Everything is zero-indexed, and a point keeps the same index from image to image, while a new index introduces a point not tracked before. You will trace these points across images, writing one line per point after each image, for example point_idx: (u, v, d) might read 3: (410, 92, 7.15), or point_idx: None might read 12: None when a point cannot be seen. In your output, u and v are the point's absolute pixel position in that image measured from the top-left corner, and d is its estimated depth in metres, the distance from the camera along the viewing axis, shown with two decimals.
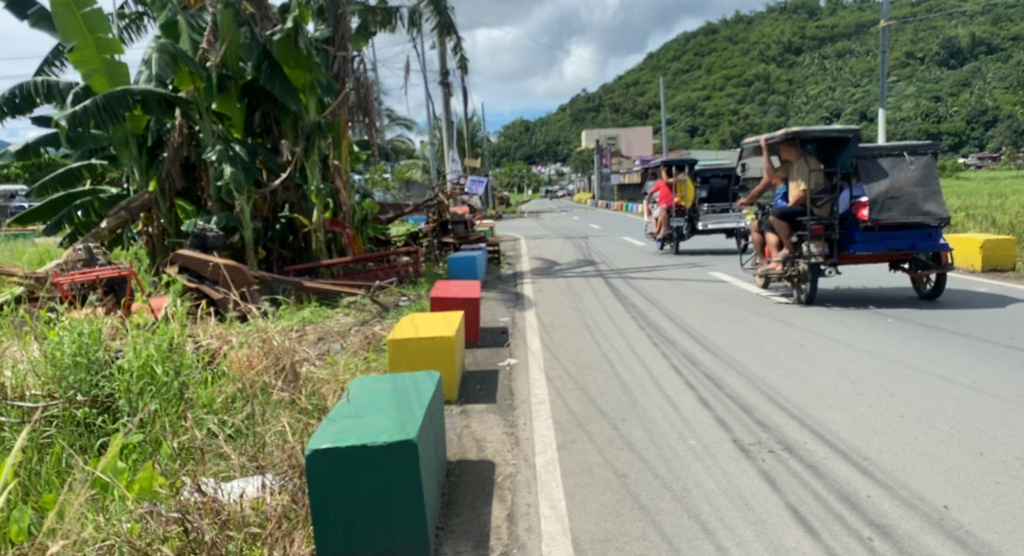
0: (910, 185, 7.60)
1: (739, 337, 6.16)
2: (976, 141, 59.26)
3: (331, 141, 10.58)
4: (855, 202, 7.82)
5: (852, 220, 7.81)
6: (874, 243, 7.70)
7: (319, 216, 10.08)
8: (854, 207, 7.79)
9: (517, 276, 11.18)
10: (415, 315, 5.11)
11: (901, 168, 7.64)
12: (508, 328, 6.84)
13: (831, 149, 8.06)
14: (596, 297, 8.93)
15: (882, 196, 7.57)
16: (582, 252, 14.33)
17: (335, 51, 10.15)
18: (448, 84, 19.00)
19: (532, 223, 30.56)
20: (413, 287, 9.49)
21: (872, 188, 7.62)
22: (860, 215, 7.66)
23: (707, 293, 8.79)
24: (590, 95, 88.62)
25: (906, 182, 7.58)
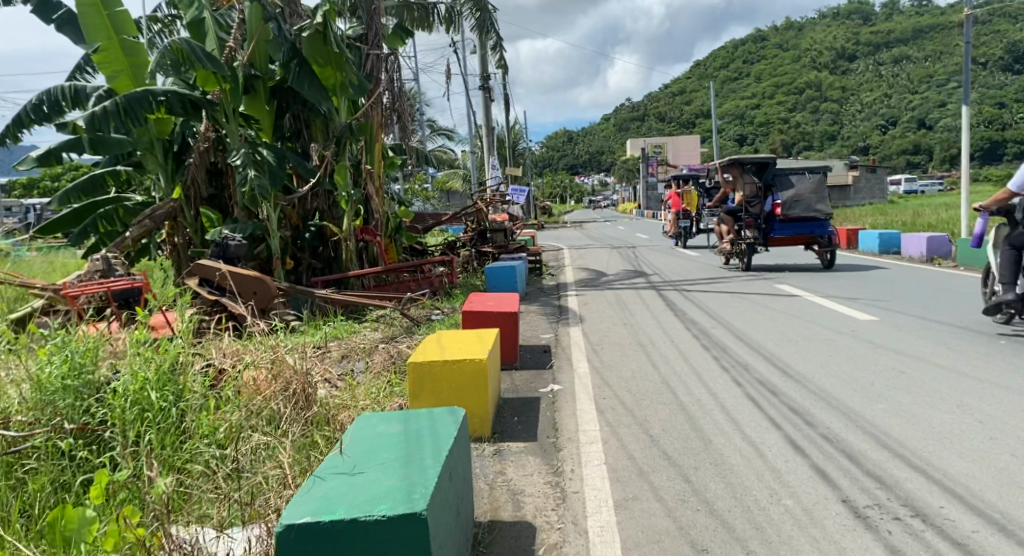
0: (808, 192, 11.56)
1: (821, 357, 5.25)
2: None
3: (364, 145, 10.00)
4: (775, 203, 11.65)
5: (773, 215, 11.67)
6: (787, 229, 11.57)
7: (349, 223, 9.54)
8: (774, 207, 11.64)
9: (561, 288, 10.46)
10: (443, 334, 4.46)
11: (803, 181, 11.58)
12: (552, 347, 6.09)
13: (760, 170, 12.12)
14: (644, 311, 8.17)
15: (790, 200, 11.52)
16: (630, 262, 13.50)
17: (367, 50, 9.65)
18: (489, 89, 18.43)
19: (575, 233, 29.82)
20: (448, 300, 8.81)
21: (785, 194, 11.55)
22: (777, 212, 11.54)
23: (773, 306, 7.90)
24: (633, 106, 87.72)
25: (805, 190, 11.55)
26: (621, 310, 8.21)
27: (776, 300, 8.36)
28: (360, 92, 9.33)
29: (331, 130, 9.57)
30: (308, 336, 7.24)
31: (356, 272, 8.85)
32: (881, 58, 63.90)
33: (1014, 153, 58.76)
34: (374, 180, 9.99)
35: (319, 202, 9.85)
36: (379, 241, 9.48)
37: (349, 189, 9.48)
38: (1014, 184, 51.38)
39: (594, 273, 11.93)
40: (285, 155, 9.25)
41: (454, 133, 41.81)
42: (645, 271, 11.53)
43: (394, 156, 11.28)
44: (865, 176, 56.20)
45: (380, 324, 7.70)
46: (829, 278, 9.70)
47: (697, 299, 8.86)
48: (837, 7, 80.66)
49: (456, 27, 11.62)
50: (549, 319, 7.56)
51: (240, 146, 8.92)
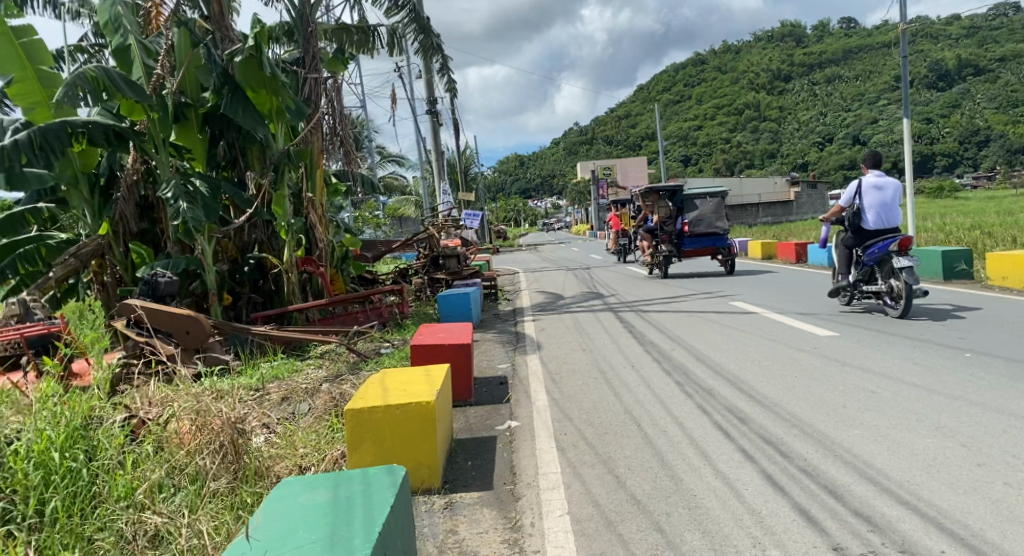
0: (710, 212, 13.84)
1: (785, 375, 5.04)
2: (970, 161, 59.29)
3: (304, 172, 9.54)
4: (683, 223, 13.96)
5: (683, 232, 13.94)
6: (696, 242, 13.77)
7: (290, 254, 8.98)
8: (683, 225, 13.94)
9: (517, 313, 10.13)
10: (387, 373, 4.07)
11: (707, 203, 13.84)
12: (508, 378, 5.73)
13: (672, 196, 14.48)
14: (602, 334, 7.90)
15: (696, 218, 13.77)
16: (586, 284, 13.28)
17: (305, 73, 9.30)
18: (437, 113, 18.18)
19: (530, 256, 29.68)
20: (398, 331, 8.37)
21: (691, 214, 13.85)
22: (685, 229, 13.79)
23: (732, 324, 7.71)
24: (582, 129, 88.89)
25: (707, 211, 13.82)
26: (579, 334, 7.92)
27: (735, 317, 8.20)
28: (298, 117, 8.93)
29: (269, 158, 9.13)
30: (246, 378, 6.72)
31: (299, 306, 8.34)
32: (816, 78, 66.43)
33: (944, 167, 61.45)
34: (316, 209, 9.53)
35: (258, 233, 9.36)
36: (323, 272, 8.99)
37: (290, 218, 9.02)
38: (945, 196, 53.66)
39: (550, 297, 11.65)
40: (219, 185, 8.76)
41: (404, 159, 41.44)
42: (602, 293, 11.31)
43: (338, 183, 10.86)
44: (808, 192, 57.92)
45: (325, 361, 7.22)
46: (786, 293, 9.62)
47: (655, 320, 8.64)
48: (773, 30, 83.67)
49: (398, 50, 11.35)
50: (505, 347, 7.22)
51: (170, 177, 8.40)
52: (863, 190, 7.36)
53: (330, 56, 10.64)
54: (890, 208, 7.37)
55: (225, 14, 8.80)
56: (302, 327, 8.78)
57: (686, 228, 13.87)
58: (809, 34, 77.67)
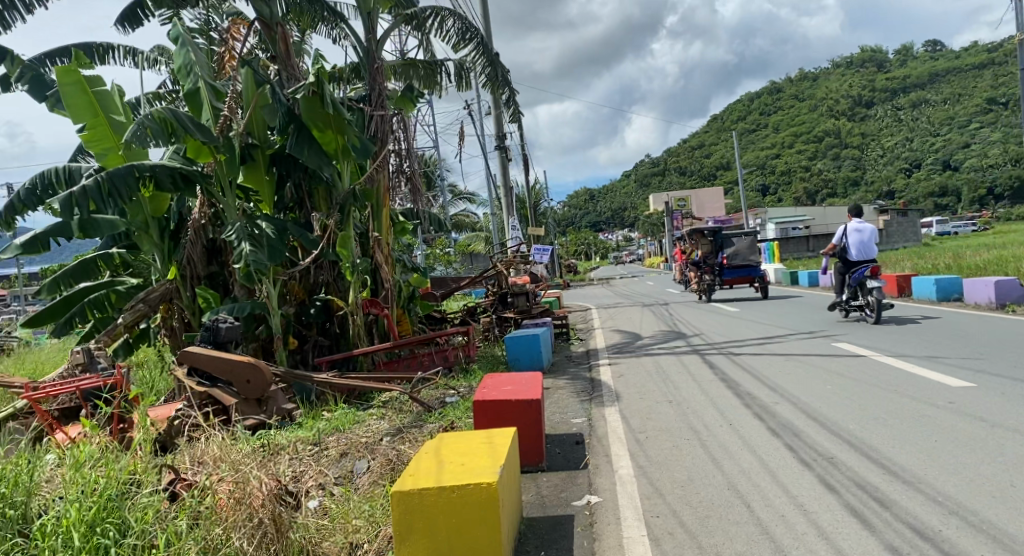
0: (746, 246, 16.58)
1: (921, 436, 4.19)
2: None
3: (370, 211, 9.28)
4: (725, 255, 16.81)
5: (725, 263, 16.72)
6: (735, 272, 16.47)
7: (355, 295, 8.63)
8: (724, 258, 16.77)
9: (592, 356, 9.44)
10: (443, 444, 3.56)
11: (742, 240, 16.70)
12: (585, 436, 5.09)
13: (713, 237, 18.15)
14: (687, 379, 7.16)
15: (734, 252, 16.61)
16: (665, 322, 12.46)
17: (371, 110, 9.03)
18: (506, 148, 17.91)
19: (602, 290, 28.90)
20: (465, 377, 7.80)
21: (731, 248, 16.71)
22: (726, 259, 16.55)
23: (836, 366, 6.82)
24: (653, 161, 87.71)
25: (743, 246, 16.60)
26: (662, 379, 7.20)
27: (837, 358, 7.29)
28: (365, 156, 8.65)
29: (334, 198, 8.91)
30: (305, 430, 6.35)
31: (364, 350, 7.96)
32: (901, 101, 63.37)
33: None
34: (383, 248, 9.22)
35: (324, 274, 9.11)
36: (387, 314, 8.57)
37: (356, 259, 8.74)
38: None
39: (627, 337, 10.92)
40: (285, 227, 8.59)
41: (476, 197, 41.70)
42: (683, 333, 10.51)
43: (405, 222, 10.57)
44: (898, 220, 54.77)
45: (386, 413, 6.77)
46: (892, 332, 8.59)
47: (747, 363, 7.81)
48: (852, 55, 80.84)
49: (466, 84, 11.05)
50: (580, 396, 6.59)
51: (236, 220, 8.29)
52: (848, 229, 9.59)
53: (397, 94, 10.46)
54: (869, 244, 9.64)
55: (292, 53, 8.66)
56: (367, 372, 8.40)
57: (726, 262, 16.70)
58: (890, 56, 74.57)
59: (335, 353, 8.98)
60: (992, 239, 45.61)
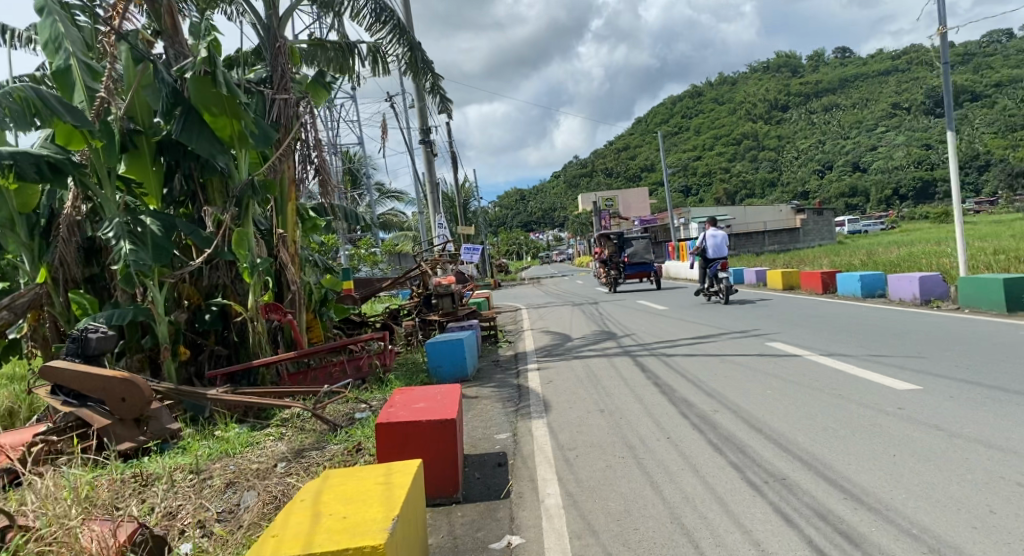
0: (641, 249, 21.40)
1: (875, 450, 3.79)
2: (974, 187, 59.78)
3: (274, 204, 8.44)
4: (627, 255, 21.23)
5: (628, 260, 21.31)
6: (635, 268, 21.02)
7: (255, 299, 7.76)
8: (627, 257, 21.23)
9: (519, 359, 8.87)
10: (324, 486, 2.94)
11: (639, 244, 21.57)
12: (508, 455, 4.48)
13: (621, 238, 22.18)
14: (618, 382, 6.69)
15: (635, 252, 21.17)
16: (596, 322, 12.03)
17: (273, 94, 8.20)
18: (431, 142, 17.21)
19: (532, 290, 28.57)
20: (378, 388, 7.06)
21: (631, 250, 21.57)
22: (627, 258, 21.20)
23: (771, 366, 6.49)
24: (582, 160, 88.44)
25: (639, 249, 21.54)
26: (591, 384, 6.70)
27: (772, 357, 6.97)
28: (264, 143, 7.88)
29: (231, 191, 8.02)
30: (187, 457, 5.52)
31: (260, 360, 7.17)
32: (814, 106, 66.23)
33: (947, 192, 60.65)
34: (287, 246, 8.42)
35: (221, 275, 8.25)
36: (290, 321, 7.76)
37: (255, 258, 7.89)
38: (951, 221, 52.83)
39: (557, 338, 10.41)
40: (174, 223, 7.64)
41: (404, 195, 40.72)
42: (614, 333, 10.10)
43: (316, 217, 9.75)
44: (813, 218, 56.98)
45: (285, 433, 5.99)
46: (824, 328, 8.42)
47: (680, 363, 7.42)
48: (768, 60, 83.87)
49: (382, 69, 10.30)
50: (505, 407, 6.00)
51: (115, 215, 7.29)
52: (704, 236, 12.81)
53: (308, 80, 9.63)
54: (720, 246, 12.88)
55: (180, 28, 7.74)
56: (268, 385, 7.57)
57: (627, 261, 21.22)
58: (805, 63, 78.14)
59: (234, 364, 8.09)
60: (899, 236, 48.02)
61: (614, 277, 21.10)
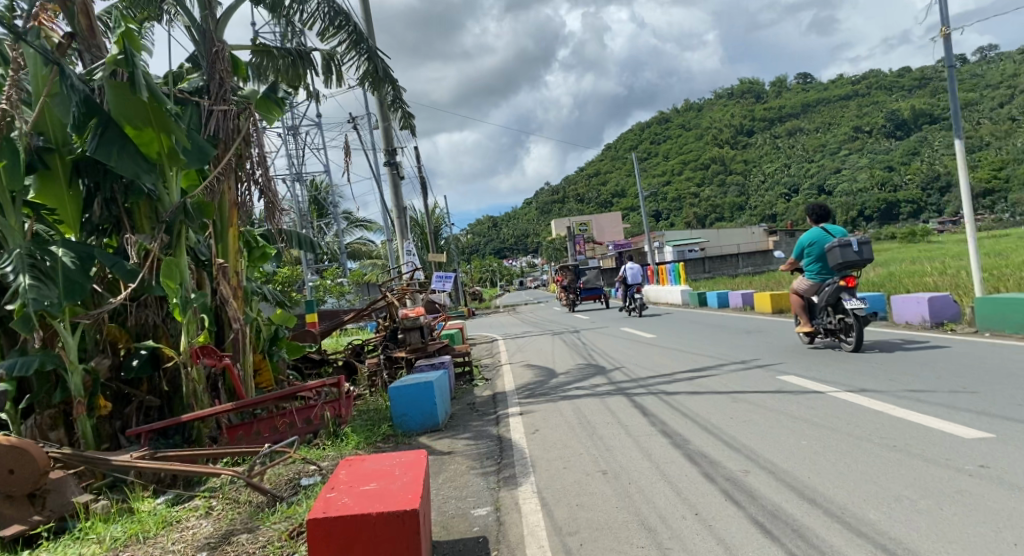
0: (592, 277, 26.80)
1: (988, 539, 2.89)
2: (935, 207, 60.99)
3: (213, 229, 7.41)
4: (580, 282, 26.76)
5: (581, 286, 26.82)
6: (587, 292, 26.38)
7: (186, 342, 6.63)
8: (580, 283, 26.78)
9: (497, 401, 7.85)
10: None
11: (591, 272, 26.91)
12: (494, 544, 3.45)
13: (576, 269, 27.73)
14: (614, 425, 5.70)
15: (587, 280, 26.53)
16: (579, 353, 11.03)
17: (208, 105, 7.22)
18: (398, 164, 16.25)
19: (506, 318, 27.69)
20: (332, 445, 6.01)
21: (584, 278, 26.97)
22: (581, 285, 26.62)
23: (792, 406, 5.58)
24: (553, 187, 88.24)
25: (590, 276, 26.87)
26: (584, 431, 5.72)
27: (788, 393, 6.08)
28: (198, 160, 6.94)
29: (161, 216, 6.96)
30: (85, 545, 4.36)
31: (192, 413, 6.05)
32: (779, 131, 67.33)
33: (911, 213, 62.08)
34: (228, 278, 7.38)
35: (149, 313, 7.15)
36: (229, 366, 6.67)
37: (189, 292, 6.84)
38: (918, 240, 53.67)
39: (538, 374, 9.42)
40: (90, 253, 6.51)
41: (373, 223, 39.82)
42: (601, 366, 9.14)
43: (265, 244, 8.73)
44: (786, 240, 57.22)
45: (215, 508, 4.86)
46: (838, 358, 7.58)
47: (682, 402, 6.47)
48: (731, 86, 85.20)
49: (338, 79, 9.41)
50: (483, 468, 4.98)
51: (17, 246, 6.16)
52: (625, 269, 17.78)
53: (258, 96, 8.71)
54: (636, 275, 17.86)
55: (98, 32, 6.71)
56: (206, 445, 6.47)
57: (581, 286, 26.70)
58: (767, 90, 80.10)
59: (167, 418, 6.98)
60: (870, 257, 48.35)
61: (571, 299, 26.54)
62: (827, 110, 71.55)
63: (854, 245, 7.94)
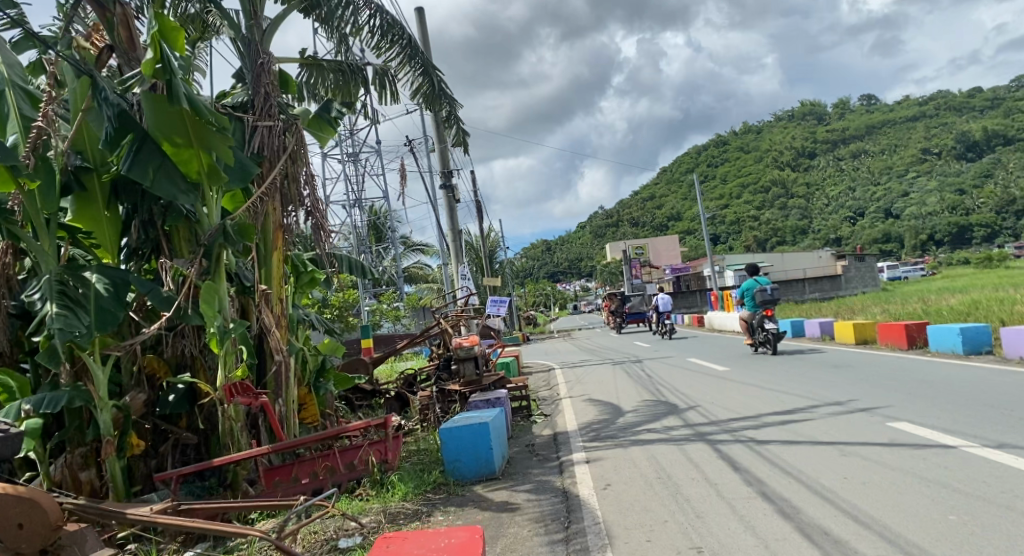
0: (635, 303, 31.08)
1: None
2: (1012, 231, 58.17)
3: (256, 254, 6.96)
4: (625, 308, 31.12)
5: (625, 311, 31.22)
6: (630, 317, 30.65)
7: (222, 376, 6.13)
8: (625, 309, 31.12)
9: (559, 444, 7.06)
10: None
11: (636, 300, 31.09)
12: None
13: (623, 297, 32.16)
14: (701, 483, 4.86)
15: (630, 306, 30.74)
16: (647, 388, 10.11)
17: (253, 120, 6.81)
18: (452, 186, 15.78)
19: (563, 345, 26.92)
20: (376, 496, 5.34)
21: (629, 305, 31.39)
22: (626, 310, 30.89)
23: (917, 463, 4.65)
24: (607, 211, 87.48)
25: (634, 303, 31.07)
26: (663, 488, 4.87)
27: (907, 445, 5.14)
28: (240, 179, 6.52)
29: (200, 239, 6.56)
30: None
31: (230, 454, 5.50)
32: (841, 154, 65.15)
33: (983, 237, 58.38)
34: (271, 306, 6.89)
35: (188, 345, 6.68)
36: (266, 405, 5.96)
37: (228, 320, 6.34)
38: (997, 265, 50.74)
39: (603, 411, 8.59)
40: (126, 278, 6.11)
41: (428, 247, 39.80)
42: (674, 405, 8.26)
43: (313, 270, 8.26)
44: (855, 265, 54.67)
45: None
46: (955, 403, 6.53)
47: (777, 453, 5.56)
48: (790, 108, 83.23)
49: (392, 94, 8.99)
50: (549, 535, 4.21)
51: (50, 271, 5.83)
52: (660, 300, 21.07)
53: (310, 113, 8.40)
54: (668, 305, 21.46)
55: (139, 44, 6.39)
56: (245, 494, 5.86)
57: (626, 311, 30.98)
58: (828, 112, 78.20)
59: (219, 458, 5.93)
60: (946, 282, 45.69)
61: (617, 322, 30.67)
62: (894, 131, 69.01)
63: (770, 291, 12.82)
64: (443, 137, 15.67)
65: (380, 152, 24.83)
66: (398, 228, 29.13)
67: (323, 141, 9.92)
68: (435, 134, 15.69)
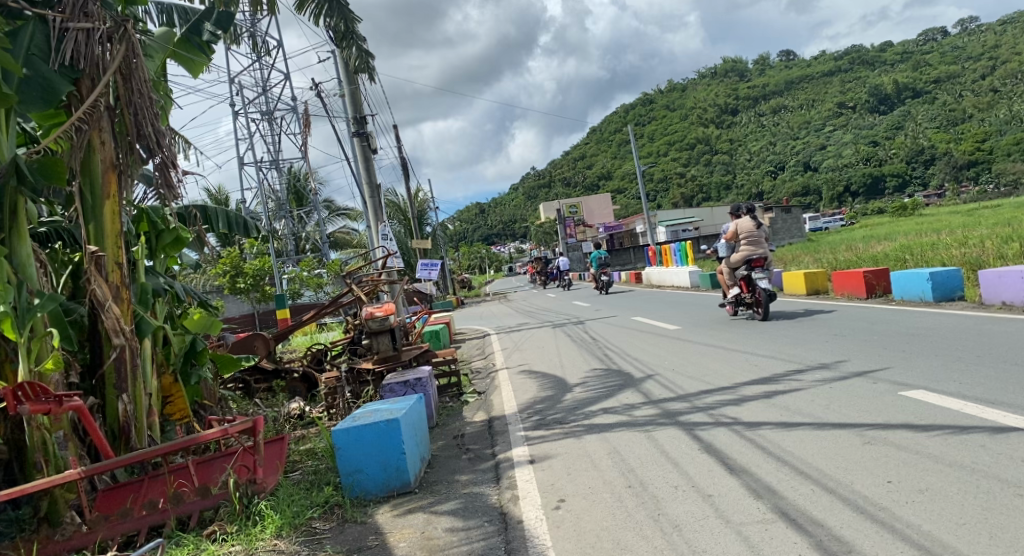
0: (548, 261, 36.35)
1: None
2: (919, 180, 60.91)
3: (82, 205, 5.14)
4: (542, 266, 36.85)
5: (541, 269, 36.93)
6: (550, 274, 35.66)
7: (25, 367, 4.35)
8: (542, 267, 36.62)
9: (493, 433, 5.69)
10: None
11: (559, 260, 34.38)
12: None
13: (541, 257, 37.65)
14: (691, 497, 3.56)
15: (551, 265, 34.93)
16: (594, 355, 8.82)
17: (58, 22, 4.90)
18: (367, 134, 13.94)
19: (497, 308, 25.73)
20: (236, 535, 3.79)
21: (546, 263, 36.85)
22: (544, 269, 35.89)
23: (975, 455, 3.50)
24: (537, 171, 86.13)
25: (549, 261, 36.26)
26: (641, 505, 3.53)
27: (945, 427, 4.00)
28: (40, 101, 4.74)
29: None
30: None
31: (20, 486, 3.79)
32: (762, 109, 65.75)
33: (894, 188, 61.10)
34: (104, 273, 5.09)
35: None
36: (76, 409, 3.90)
37: (33, 295, 4.56)
38: (909, 213, 52.39)
39: (546, 387, 7.26)
40: None
41: (354, 211, 37.63)
42: (630, 376, 7.00)
43: (178, 227, 6.57)
44: (783, 216, 55.49)
45: None
46: (965, 361, 5.51)
47: (776, 439, 4.32)
48: (714, 64, 83.70)
49: None
50: None
51: None
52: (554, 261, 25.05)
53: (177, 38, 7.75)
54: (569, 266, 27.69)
55: None
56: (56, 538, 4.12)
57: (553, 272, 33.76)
58: (750, 69, 79.11)
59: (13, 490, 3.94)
60: (865, 231, 46.74)
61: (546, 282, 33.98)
62: (812, 85, 70.03)
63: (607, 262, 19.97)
64: (353, 77, 13.78)
65: (292, 107, 22.69)
66: (317, 189, 27.13)
67: (198, 68, 8.06)
68: (343, 75, 13.77)
